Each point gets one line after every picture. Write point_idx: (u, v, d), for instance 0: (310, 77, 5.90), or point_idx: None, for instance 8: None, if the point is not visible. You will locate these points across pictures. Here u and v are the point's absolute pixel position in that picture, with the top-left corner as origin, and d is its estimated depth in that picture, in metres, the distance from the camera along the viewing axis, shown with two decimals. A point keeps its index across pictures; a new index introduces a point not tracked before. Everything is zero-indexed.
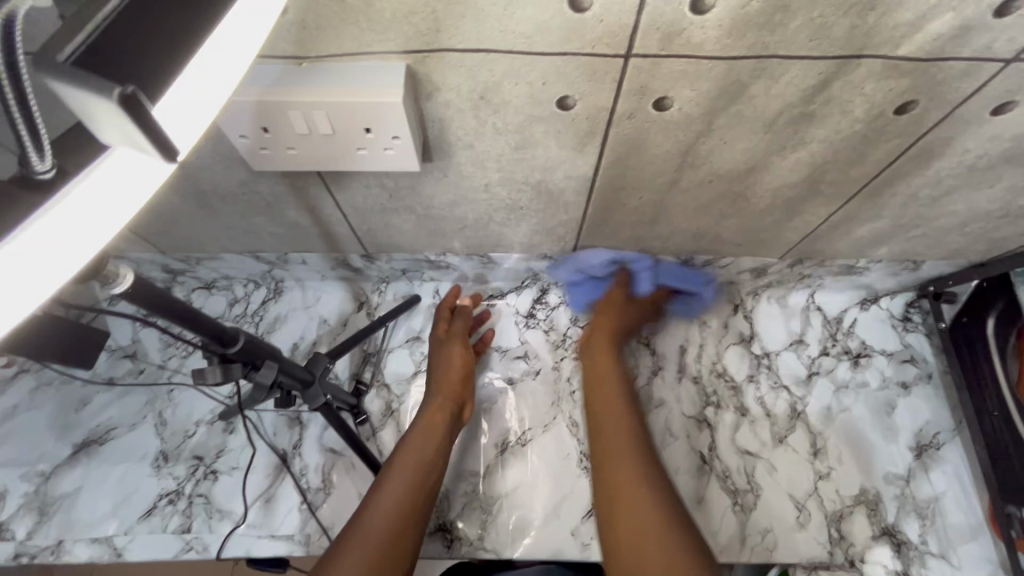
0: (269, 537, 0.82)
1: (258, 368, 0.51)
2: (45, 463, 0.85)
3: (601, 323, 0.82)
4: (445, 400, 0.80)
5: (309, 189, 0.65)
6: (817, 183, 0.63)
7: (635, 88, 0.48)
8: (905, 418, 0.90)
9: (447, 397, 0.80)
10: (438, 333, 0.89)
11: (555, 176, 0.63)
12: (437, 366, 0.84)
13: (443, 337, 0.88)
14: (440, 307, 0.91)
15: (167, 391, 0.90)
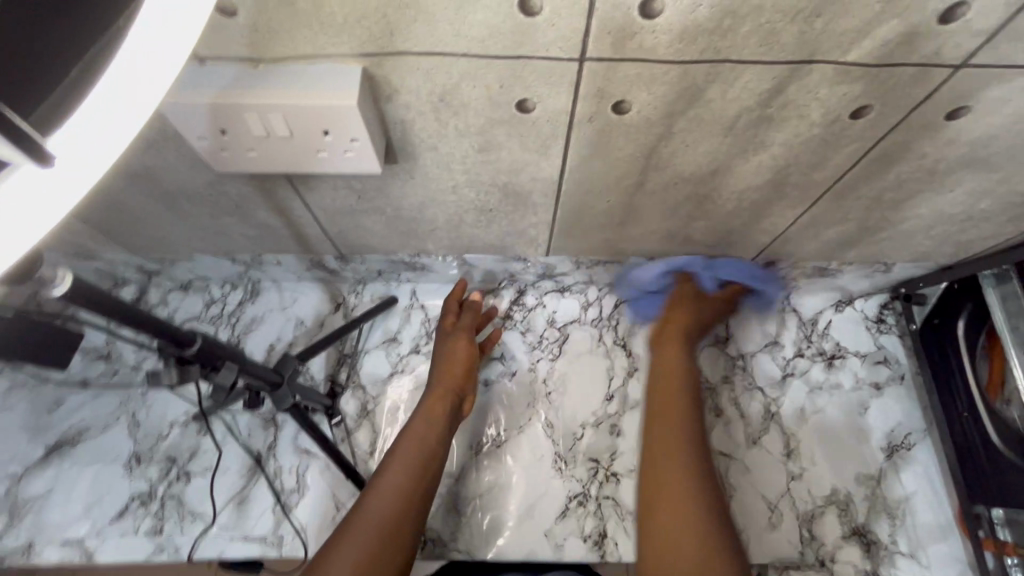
0: (242, 539, 0.82)
1: (218, 370, 0.51)
2: (16, 465, 0.85)
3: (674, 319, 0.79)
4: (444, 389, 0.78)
5: (277, 191, 0.65)
6: (781, 186, 0.63)
7: (593, 92, 0.49)
8: (878, 419, 0.91)
9: (447, 388, 0.79)
10: (443, 326, 0.87)
11: (521, 178, 0.63)
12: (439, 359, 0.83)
13: (449, 329, 0.86)
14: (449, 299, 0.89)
15: (141, 392, 0.90)
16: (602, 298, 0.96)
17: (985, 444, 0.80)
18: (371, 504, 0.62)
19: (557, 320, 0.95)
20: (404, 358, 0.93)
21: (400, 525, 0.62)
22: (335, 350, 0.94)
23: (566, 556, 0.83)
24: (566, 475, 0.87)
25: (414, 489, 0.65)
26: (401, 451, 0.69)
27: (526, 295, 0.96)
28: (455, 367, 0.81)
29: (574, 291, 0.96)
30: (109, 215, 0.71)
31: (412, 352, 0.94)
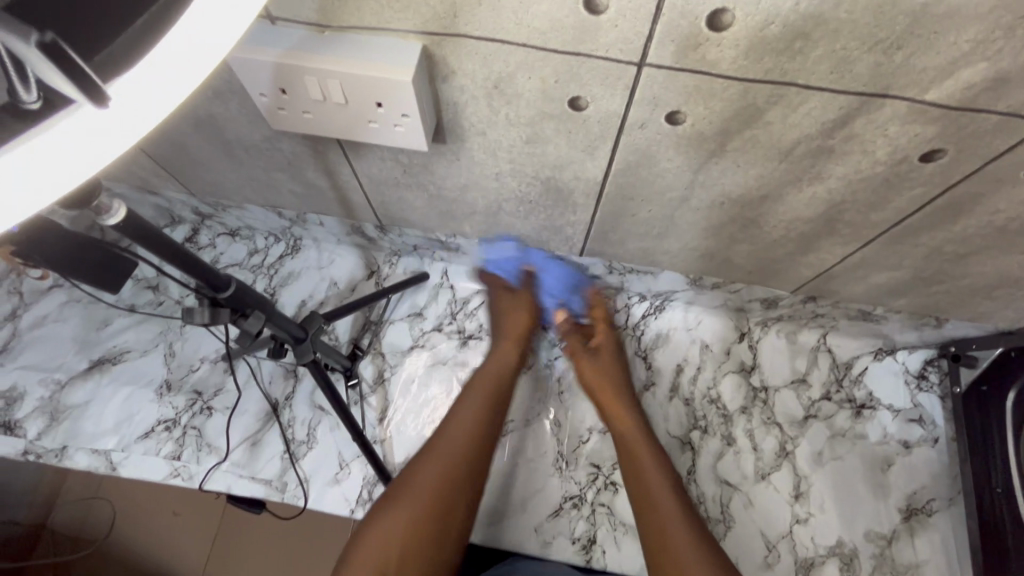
0: (250, 478, 0.86)
1: (246, 317, 0.54)
2: (62, 374, 0.92)
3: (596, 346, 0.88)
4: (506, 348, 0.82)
5: (328, 154, 0.67)
6: (833, 221, 0.61)
7: (647, 98, 0.48)
8: (901, 478, 0.86)
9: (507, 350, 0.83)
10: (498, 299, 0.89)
11: (565, 175, 0.63)
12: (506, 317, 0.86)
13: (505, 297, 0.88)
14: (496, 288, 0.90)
15: (180, 325, 0.96)
16: (630, 307, 0.95)
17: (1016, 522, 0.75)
18: (421, 473, 0.67)
19: None
20: (426, 334, 0.95)
21: (453, 488, 0.67)
22: (362, 315, 0.96)
23: (552, 553, 0.83)
24: (565, 475, 0.87)
25: (469, 452, 0.70)
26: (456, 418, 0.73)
27: None
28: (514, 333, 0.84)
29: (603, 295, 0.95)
30: (173, 155, 0.75)
31: (435, 329, 0.95)
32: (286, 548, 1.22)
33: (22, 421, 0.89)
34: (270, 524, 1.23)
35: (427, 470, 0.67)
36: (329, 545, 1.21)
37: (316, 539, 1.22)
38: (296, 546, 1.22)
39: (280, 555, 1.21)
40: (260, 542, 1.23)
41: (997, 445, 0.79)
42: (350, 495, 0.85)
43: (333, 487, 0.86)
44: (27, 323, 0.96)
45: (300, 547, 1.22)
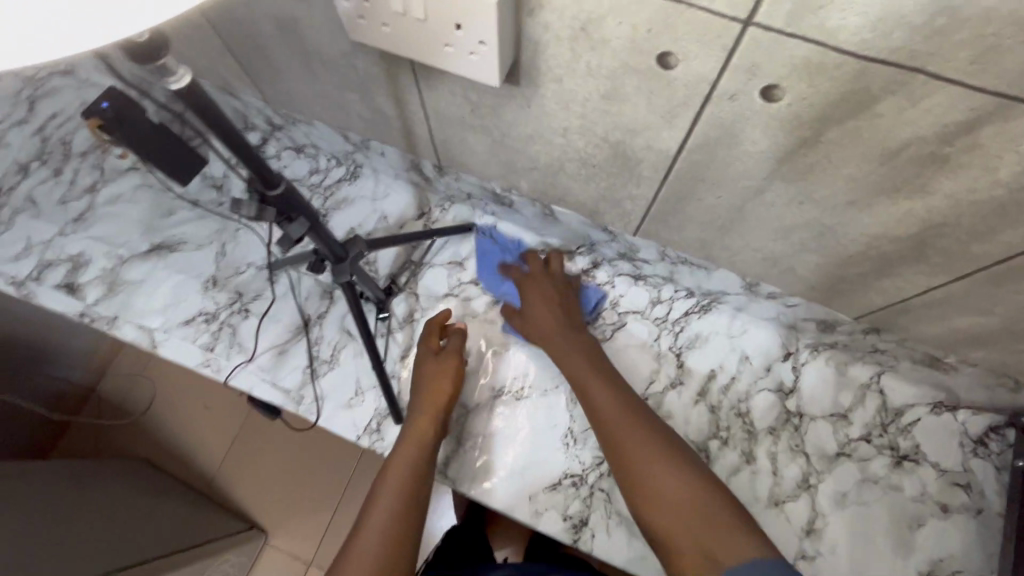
0: (271, 384, 0.90)
1: (290, 222, 0.55)
2: (124, 250, 0.98)
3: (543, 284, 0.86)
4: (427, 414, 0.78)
5: (400, 80, 0.66)
6: (923, 247, 0.54)
7: (746, 66, 0.43)
8: (929, 541, 0.80)
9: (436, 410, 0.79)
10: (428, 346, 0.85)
11: (636, 142, 0.59)
12: (424, 382, 0.81)
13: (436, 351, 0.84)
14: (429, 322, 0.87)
15: (234, 228, 0.99)
16: (674, 301, 0.91)
17: None
18: (363, 540, 0.63)
19: (620, 304, 0.92)
20: (463, 285, 0.95)
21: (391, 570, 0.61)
22: (404, 253, 0.97)
23: (541, 524, 0.82)
24: (571, 451, 0.85)
25: (398, 538, 0.64)
26: (376, 502, 0.67)
27: (599, 269, 0.92)
28: (427, 405, 0.79)
29: (649, 283, 0.91)
30: (253, 57, 0.76)
31: (472, 282, 0.94)
32: (296, 460, 1.30)
33: (84, 285, 0.96)
34: (286, 435, 1.32)
35: (364, 545, 0.63)
36: (335, 466, 1.30)
37: (324, 458, 1.30)
38: (306, 460, 1.30)
39: (291, 464, 1.30)
40: (274, 449, 1.31)
41: None
42: (359, 422, 0.88)
43: (345, 410, 0.88)
44: (103, 198, 1.02)
45: (310, 461, 1.30)
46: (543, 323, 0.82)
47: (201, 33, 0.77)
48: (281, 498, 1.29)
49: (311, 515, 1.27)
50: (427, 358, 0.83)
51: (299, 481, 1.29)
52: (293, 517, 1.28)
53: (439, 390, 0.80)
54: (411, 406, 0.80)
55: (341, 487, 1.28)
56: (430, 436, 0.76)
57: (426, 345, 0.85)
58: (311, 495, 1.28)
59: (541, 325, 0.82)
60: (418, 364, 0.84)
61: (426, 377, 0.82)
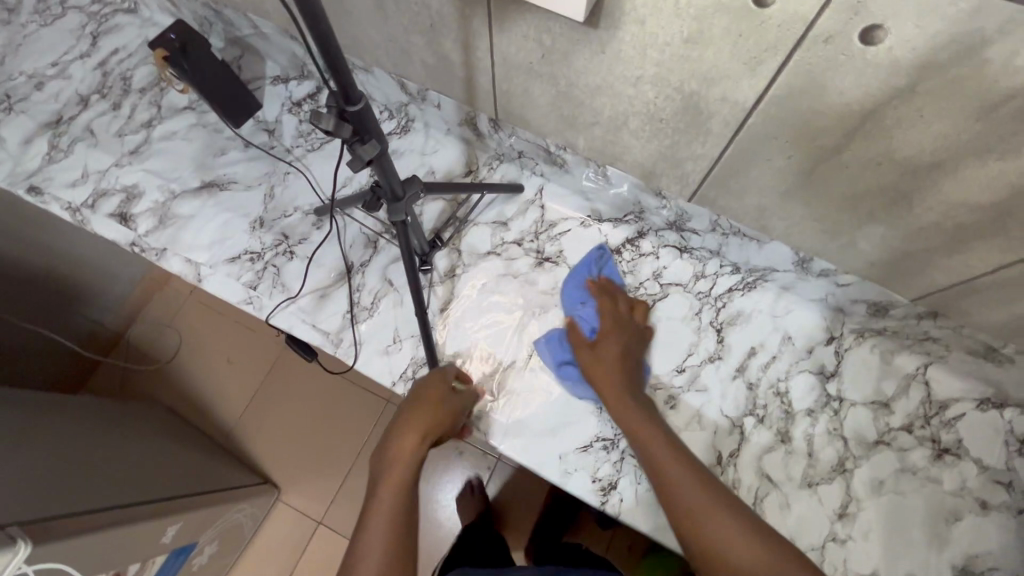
0: (311, 325, 0.91)
1: (363, 143, 0.55)
2: (177, 185, 0.99)
3: (608, 343, 0.82)
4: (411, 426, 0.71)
5: (473, 21, 0.66)
6: (1005, 216, 0.53)
7: (850, 3, 0.42)
8: (966, 537, 0.77)
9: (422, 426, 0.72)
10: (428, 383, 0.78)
11: (712, 93, 0.58)
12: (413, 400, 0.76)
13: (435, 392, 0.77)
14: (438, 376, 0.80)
15: (284, 172, 1.00)
16: (719, 276, 0.89)
17: None
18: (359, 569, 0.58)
19: (663, 276, 0.91)
20: (506, 245, 0.94)
21: None
22: (449, 209, 0.97)
23: (569, 483, 0.82)
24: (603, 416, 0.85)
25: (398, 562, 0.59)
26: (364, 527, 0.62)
27: (644, 239, 0.91)
28: (425, 424, 0.72)
29: (694, 256, 0.90)
30: None
31: (516, 242, 0.94)
32: (319, 416, 1.33)
33: (136, 216, 0.98)
34: (311, 391, 1.35)
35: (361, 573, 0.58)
36: (357, 424, 1.32)
37: (347, 416, 1.33)
38: (328, 416, 1.33)
39: (314, 420, 1.33)
40: (297, 405, 1.34)
41: None
42: (395, 369, 0.88)
43: (382, 356, 0.89)
44: (158, 133, 1.04)
45: (332, 418, 1.33)
46: (602, 368, 0.80)
47: None
48: (302, 452, 1.32)
49: (330, 471, 1.30)
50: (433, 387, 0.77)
51: (321, 437, 1.32)
52: (313, 472, 1.30)
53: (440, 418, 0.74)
54: (402, 422, 0.73)
55: (360, 446, 1.31)
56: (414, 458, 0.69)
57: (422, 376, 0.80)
58: (331, 451, 1.31)
59: (606, 374, 0.79)
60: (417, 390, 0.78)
61: (426, 403, 0.75)
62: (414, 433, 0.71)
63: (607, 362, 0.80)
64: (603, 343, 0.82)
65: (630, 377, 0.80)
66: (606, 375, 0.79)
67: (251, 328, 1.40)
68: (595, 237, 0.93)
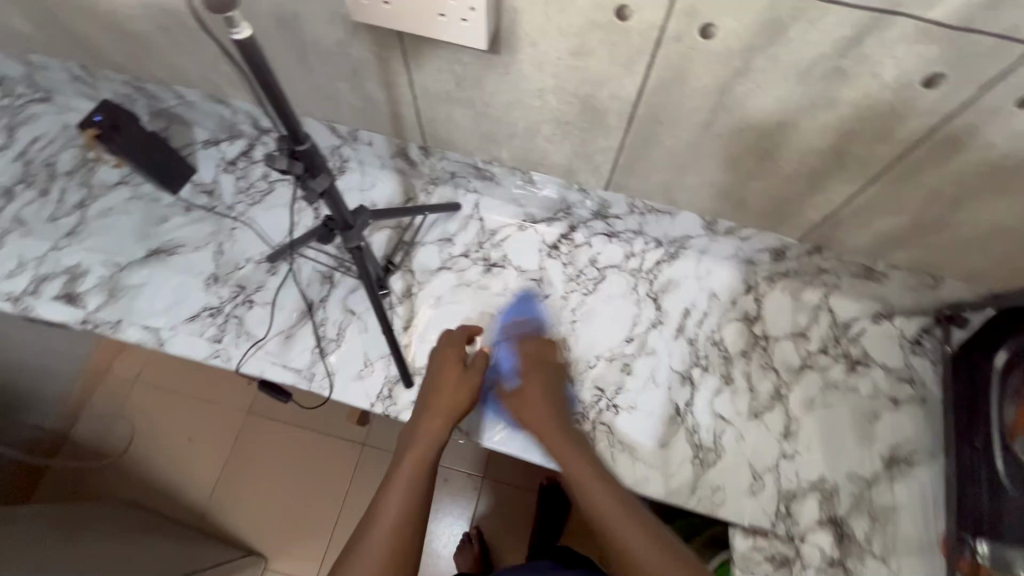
0: (282, 366, 0.94)
1: (315, 176, 0.62)
2: (122, 258, 1.01)
3: (531, 380, 0.88)
4: (438, 404, 0.81)
5: (391, 62, 0.75)
6: (842, 155, 0.67)
7: (686, 10, 0.55)
8: (886, 430, 0.91)
9: (450, 404, 0.81)
10: (452, 353, 0.86)
11: (603, 94, 0.70)
12: (439, 376, 0.84)
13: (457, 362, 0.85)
14: (452, 338, 0.88)
15: (230, 228, 1.04)
16: (646, 252, 1.01)
17: (992, 484, 0.78)
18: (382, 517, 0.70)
19: (598, 261, 1.02)
20: (454, 258, 1.02)
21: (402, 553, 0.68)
22: (396, 235, 1.04)
23: None
24: (571, 393, 0.94)
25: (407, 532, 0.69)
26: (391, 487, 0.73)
27: (575, 232, 1.02)
28: (446, 408, 0.80)
29: (621, 238, 1.02)
30: None
31: (463, 254, 1.02)
32: (297, 475, 1.38)
33: (83, 294, 0.98)
34: (285, 452, 1.40)
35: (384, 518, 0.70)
36: (335, 474, 1.38)
37: (324, 468, 1.39)
38: (306, 473, 1.39)
39: (293, 481, 1.38)
40: (273, 470, 1.39)
41: (982, 413, 0.82)
42: (371, 390, 0.93)
43: (356, 381, 0.93)
44: (94, 212, 1.05)
45: (311, 474, 1.38)
46: (530, 409, 0.85)
47: (199, 41, 0.84)
48: (284, 516, 1.35)
49: (316, 527, 1.34)
50: (453, 369, 0.84)
51: (303, 495, 1.37)
52: (295, 535, 1.34)
53: (460, 396, 0.82)
54: (428, 405, 0.81)
55: (342, 495, 1.36)
56: (440, 435, 0.78)
57: (446, 340, 0.88)
58: (314, 508, 1.36)
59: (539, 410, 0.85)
60: (441, 365, 0.85)
61: (448, 383, 0.83)
62: (443, 410, 0.80)
63: (533, 401, 0.86)
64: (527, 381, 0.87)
65: (563, 416, 0.85)
66: (542, 420, 0.84)
67: (213, 403, 1.45)
68: (533, 238, 1.03)
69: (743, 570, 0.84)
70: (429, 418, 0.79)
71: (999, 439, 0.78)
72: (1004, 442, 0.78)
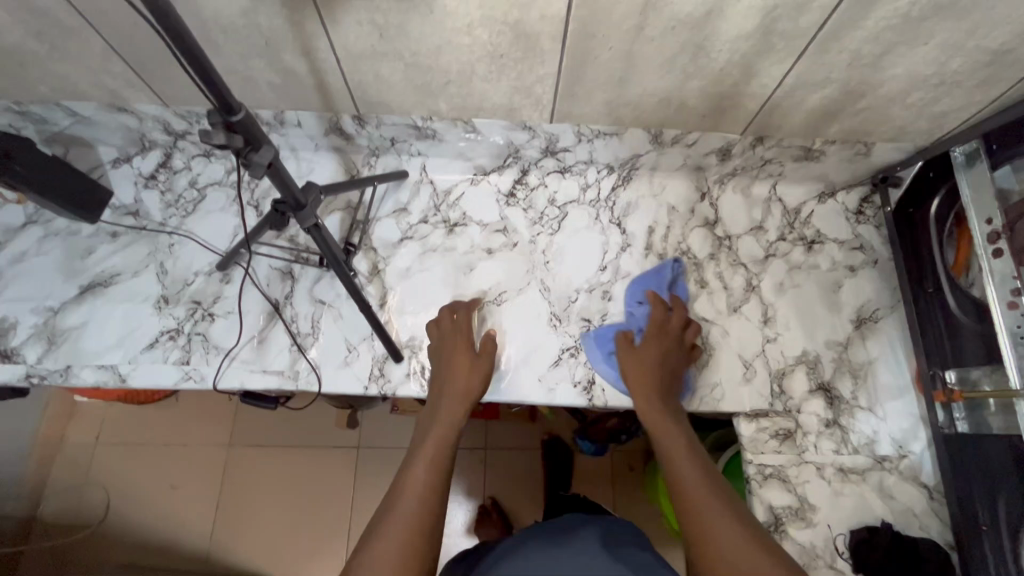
0: (261, 372, 0.90)
1: (257, 150, 0.58)
2: (53, 301, 0.92)
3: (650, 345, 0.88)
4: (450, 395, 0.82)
5: (305, 25, 0.71)
6: (769, 34, 0.69)
7: None
8: (851, 296, 0.98)
9: (462, 391, 0.82)
10: (459, 341, 0.87)
11: (532, 16, 0.68)
12: (448, 367, 0.85)
13: (466, 349, 0.86)
14: (456, 317, 0.89)
15: (168, 244, 0.97)
16: (601, 180, 1.02)
17: (948, 319, 0.86)
18: (402, 500, 0.68)
19: (557, 199, 1.02)
20: (413, 227, 1.00)
21: (427, 530, 0.65)
22: (349, 216, 0.99)
23: (556, 397, 0.91)
24: (561, 330, 0.95)
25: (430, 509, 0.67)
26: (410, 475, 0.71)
27: (528, 175, 1.02)
28: (460, 395, 0.82)
29: (574, 172, 1.02)
30: (147, 51, 0.76)
31: (422, 221, 1.00)
32: (299, 491, 1.34)
33: (19, 348, 0.89)
34: (280, 473, 1.35)
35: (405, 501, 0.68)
36: (339, 480, 1.35)
37: (327, 477, 1.35)
38: (309, 489, 1.34)
39: (296, 498, 1.34)
40: (273, 492, 1.34)
41: (926, 258, 0.89)
42: (361, 374, 0.90)
43: (344, 369, 0.90)
44: (6, 259, 0.94)
45: (314, 488, 1.34)
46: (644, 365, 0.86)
47: (83, 42, 0.76)
48: (295, 533, 1.31)
49: (331, 535, 1.31)
50: (462, 357, 0.85)
51: (311, 510, 1.33)
52: (309, 554, 1.30)
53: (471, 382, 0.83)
54: (443, 394, 0.82)
55: (351, 498, 1.33)
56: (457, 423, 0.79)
57: (451, 322, 0.89)
58: (324, 518, 1.32)
59: (647, 370, 0.85)
60: (447, 354, 0.86)
61: (459, 372, 0.84)
62: (457, 399, 0.82)
63: (665, 368, 0.86)
64: (650, 343, 0.88)
65: (666, 386, 0.85)
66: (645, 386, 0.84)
67: (188, 446, 1.37)
68: (488, 190, 1.02)
69: (754, 451, 0.89)
70: (445, 404, 0.80)
71: (945, 276, 0.86)
72: (949, 278, 0.86)
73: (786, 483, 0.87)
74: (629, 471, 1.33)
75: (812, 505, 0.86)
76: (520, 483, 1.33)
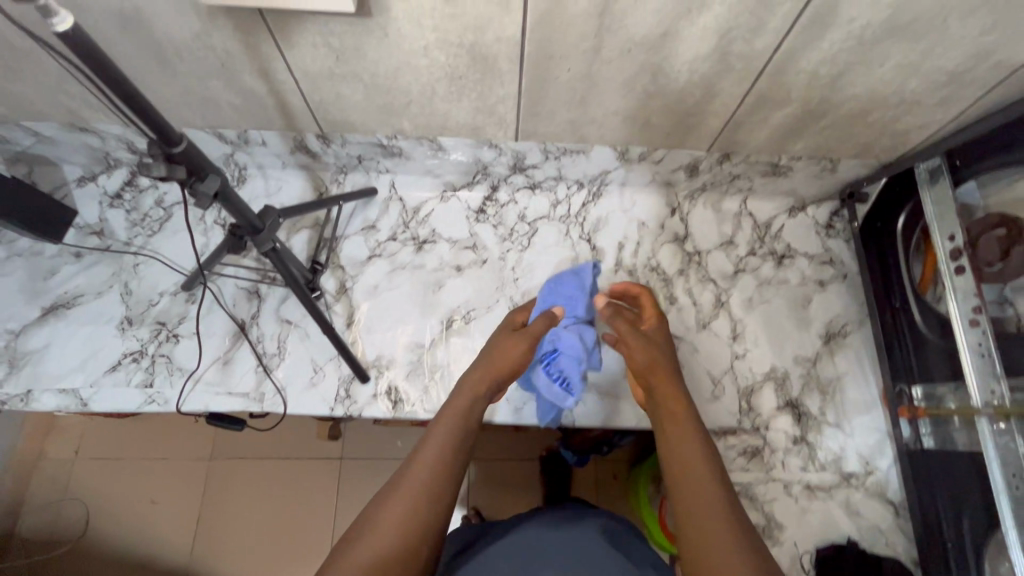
0: (227, 394, 0.89)
1: (202, 180, 0.57)
2: (15, 323, 0.91)
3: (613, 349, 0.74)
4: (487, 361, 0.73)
5: (261, 47, 0.70)
6: (726, 54, 0.69)
7: None
8: (820, 310, 0.98)
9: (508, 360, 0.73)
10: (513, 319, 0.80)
11: (487, 38, 0.68)
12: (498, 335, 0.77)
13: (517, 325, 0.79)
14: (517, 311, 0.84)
15: (133, 264, 0.96)
16: (571, 196, 1.02)
17: (912, 335, 0.87)
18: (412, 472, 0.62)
19: (527, 215, 1.02)
20: (383, 244, 0.99)
21: (437, 506, 0.60)
22: (316, 234, 0.99)
23: (524, 416, 0.90)
24: None
25: (436, 498, 0.61)
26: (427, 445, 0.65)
27: (498, 191, 1.02)
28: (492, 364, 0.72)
29: (544, 188, 1.01)
30: None
31: (390, 238, 1.00)
32: (276, 507, 1.33)
33: None
34: (257, 489, 1.34)
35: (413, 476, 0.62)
36: (316, 496, 1.34)
37: (304, 493, 1.34)
38: (286, 505, 1.33)
39: (273, 514, 1.32)
40: (250, 510, 1.32)
41: (893, 275, 0.90)
42: (328, 395, 0.89)
43: (310, 390, 0.90)
44: None
45: (291, 504, 1.33)
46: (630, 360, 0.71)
47: (37, 64, 0.75)
48: (271, 551, 1.30)
49: (309, 553, 1.29)
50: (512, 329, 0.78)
51: (288, 526, 1.31)
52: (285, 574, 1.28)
53: (503, 360, 0.72)
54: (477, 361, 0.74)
55: (328, 514, 1.32)
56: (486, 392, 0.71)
57: None
58: (300, 535, 1.31)
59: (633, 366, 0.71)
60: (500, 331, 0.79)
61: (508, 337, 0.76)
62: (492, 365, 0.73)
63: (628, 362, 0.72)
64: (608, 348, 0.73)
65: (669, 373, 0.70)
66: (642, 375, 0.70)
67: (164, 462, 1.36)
68: (458, 206, 1.02)
69: None
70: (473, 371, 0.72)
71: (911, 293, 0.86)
72: (915, 294, 0.86)
73: (754, 501, 0.87)
74: (612, 480, 1.33)
75: (779, 523, 0.86)
76: (501, 495, 1.32)
